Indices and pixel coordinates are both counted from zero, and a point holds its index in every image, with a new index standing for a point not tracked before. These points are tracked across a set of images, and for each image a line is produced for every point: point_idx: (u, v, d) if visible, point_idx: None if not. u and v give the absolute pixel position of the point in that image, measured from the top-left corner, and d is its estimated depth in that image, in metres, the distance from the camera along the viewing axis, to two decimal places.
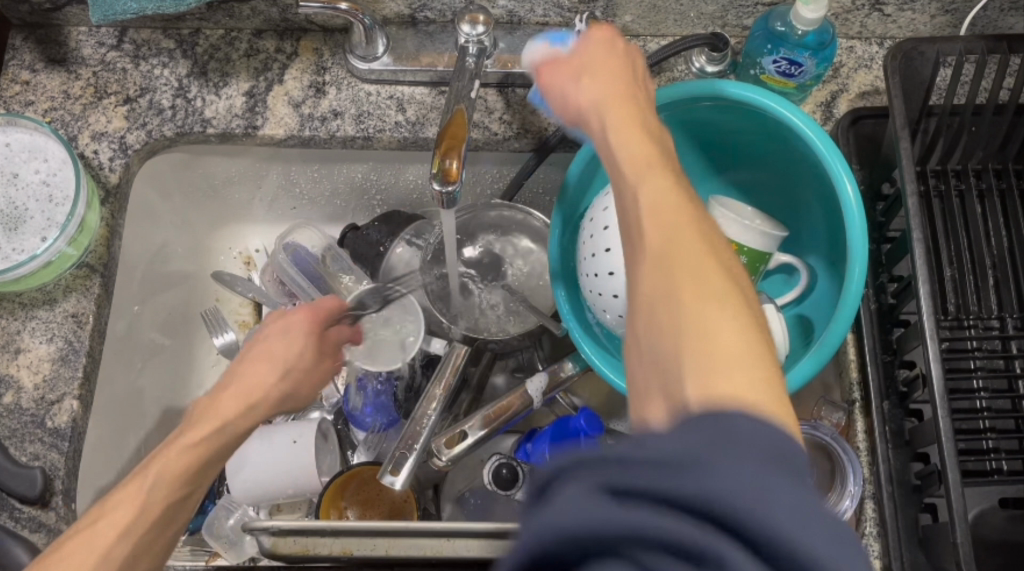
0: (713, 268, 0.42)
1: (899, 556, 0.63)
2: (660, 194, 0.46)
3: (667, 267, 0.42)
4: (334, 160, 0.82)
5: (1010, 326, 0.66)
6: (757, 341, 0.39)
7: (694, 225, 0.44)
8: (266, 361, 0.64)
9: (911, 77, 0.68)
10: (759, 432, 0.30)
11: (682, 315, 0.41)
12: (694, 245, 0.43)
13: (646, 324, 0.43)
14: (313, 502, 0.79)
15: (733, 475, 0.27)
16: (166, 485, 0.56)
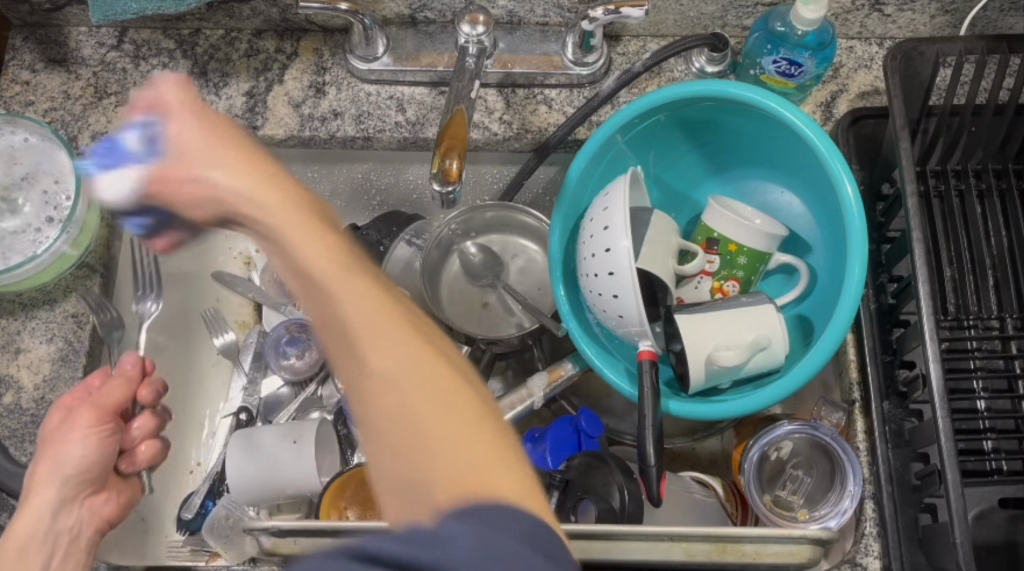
0: (394, 322, 0.46)
1: (899, 556, 0.62)
2: (326, 234, 0.50)
3: (323, 296, 0.47)
4: (334, 159, 0.82)
5: (1010, 326, 0.66)
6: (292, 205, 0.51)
7: (364, 279, 0.48)
8: (56, 446, 0.64)
9: (911, 77, 0.68)
10: (499, 518, 0.38)
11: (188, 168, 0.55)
12: (400, 335, 0.45)
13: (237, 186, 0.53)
14: (312, 502, 0.77)
15: (467, 538, 0.36)
16: (26, 537, 0.62)
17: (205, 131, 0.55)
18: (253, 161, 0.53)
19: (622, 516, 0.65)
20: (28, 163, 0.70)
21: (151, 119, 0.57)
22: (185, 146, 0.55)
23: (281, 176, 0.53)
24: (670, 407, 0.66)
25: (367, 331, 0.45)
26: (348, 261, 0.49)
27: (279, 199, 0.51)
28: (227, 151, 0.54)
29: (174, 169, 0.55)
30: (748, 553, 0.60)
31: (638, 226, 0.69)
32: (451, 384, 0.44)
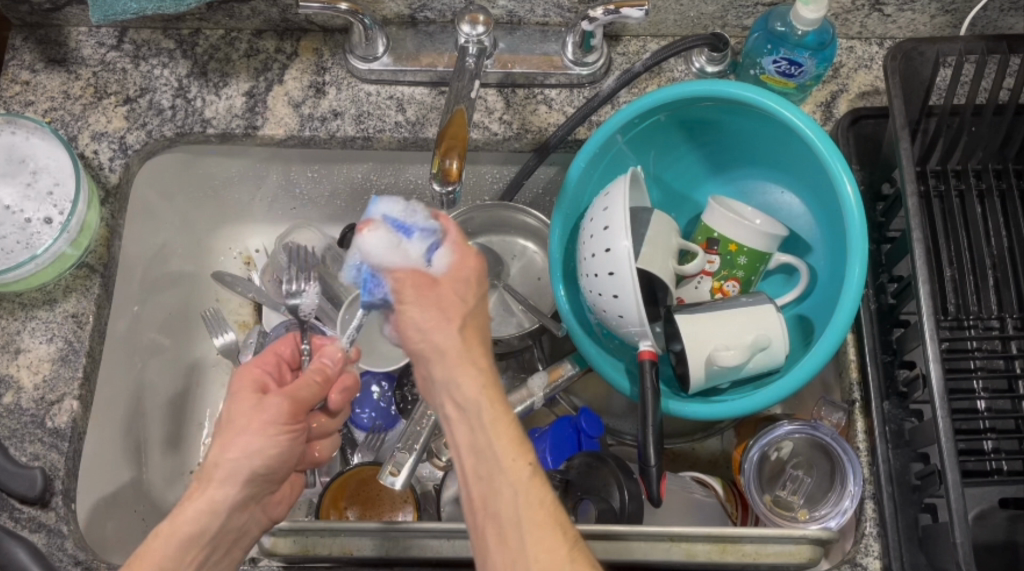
0: (524, 470, 0.47)
1: (899, 556, 0.62)
2: (480, 357, 0.52)
3: (473, 421, 0.49)
4: (335, 160, 0.82)
5: (1010, 326, 0.66)
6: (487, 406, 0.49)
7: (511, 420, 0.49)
8: (244, 437, 0.53)
9: (911, 77, 0.68)
10: None
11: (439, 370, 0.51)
12: (527, 483, 0.47)
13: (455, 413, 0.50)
14: (313, 502, 0.77)
15: None
16: (200, 531, 0.52)
17: (457, 278, 0.56)
18: (469, 302, 0.55)
19: (622, 516, 0.65)
20: (33, 163, 0.70)
21: (435, 226, 0.59)
22: (460, 271, 0.56)
23: (476, 303, 0.55)
24: (671, 408, 0.66)
25: (502, 471, 0.47)
26: (496, 390, 0.50)
27: (457, 317, 0.53)
28: (468, 284, 0.56)
29: (424, 280, 0.56)
30: (748, 553, 0.59)
31: (638, 226, 0.69)
32: (571, 534, 0.46)
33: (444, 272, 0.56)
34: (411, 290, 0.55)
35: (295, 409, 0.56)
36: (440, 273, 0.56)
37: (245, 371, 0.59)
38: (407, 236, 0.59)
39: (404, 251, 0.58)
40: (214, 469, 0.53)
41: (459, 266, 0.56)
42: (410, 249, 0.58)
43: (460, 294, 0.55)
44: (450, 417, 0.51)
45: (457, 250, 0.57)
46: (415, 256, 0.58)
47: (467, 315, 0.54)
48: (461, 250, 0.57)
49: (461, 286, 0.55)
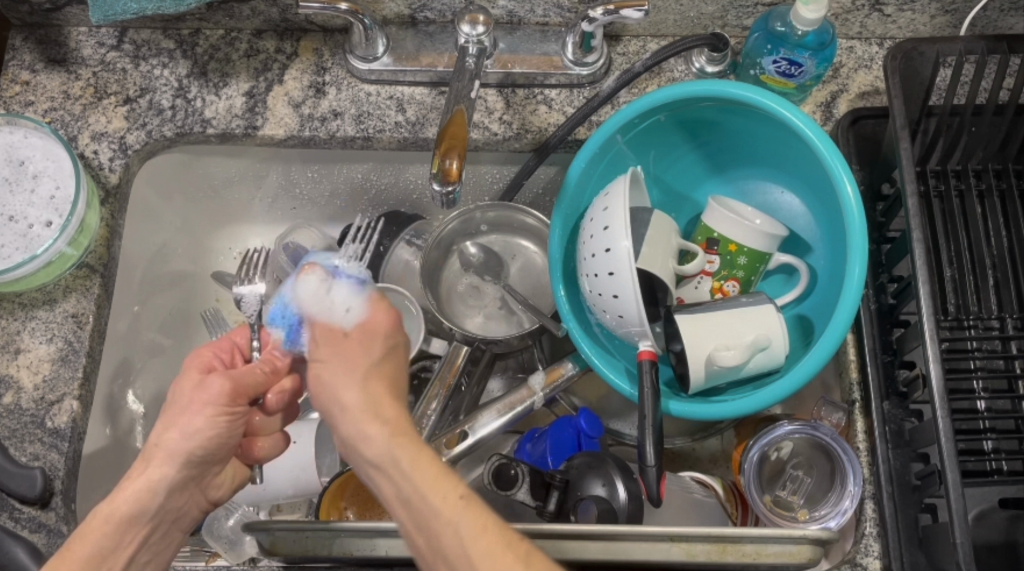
0: (458, 501, 0.48)
1: (900, 556, 0.62)
2: (386, 407, 0.54)
3: (393, 473, 0.50)
4: (334, 159, 0.82)
5: (1010, 326, 0.65)
6: (401, 445, 0.51)
7: (435, 461, 0.51)
8: (185, 416, 0.54)
9: (911, 77, 0.68)
10: None
11: (354, 428, 0.53)
12: (462, 511, 0.47)
13: (377, 477, 0.52)
14: (313, 503, 0.76)
15: None
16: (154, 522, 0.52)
17: (366, 334, 0.59)
18: (372, 355, 0.58)
19: (622, 516, 0.65)
20: (33, 163, 0.70)
21: (367, 281, 0.63)
22: (370, 326, 0.59)
23: (384, 357, 0.58)
24: (670, 408, 0.66)
25: (435, 505, 0.48)
26: (407, 438, 0.52)
27: (364, 372, 0.56)
28: (376, 337, 0.59)
29: (335, 333, 0.59)
30: (748, 552, 0.59)
31: (638, 226, 0.68)
32: (523, 547, 0.46)
33: (354, 325, 0.59)
34: (322, 347, 0.58)
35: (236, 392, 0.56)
36: (350, 325, 0.59)
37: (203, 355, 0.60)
38: (337, 286, 0.62)
39: (330, 298, 0.61)
40: (152, 452, 0.53)
41: (371, 322, 0.59)
42: (335, 297, 0.61)
43: (364, 349, 0.58)
44: (374, 479, 0.52)
45: (371, 307, 0.60)
46: (336, 304, 0.61)
47: (371, 367, 0.57)
48: (375, 309, 0.60)
49: (369, 339, 0.58)
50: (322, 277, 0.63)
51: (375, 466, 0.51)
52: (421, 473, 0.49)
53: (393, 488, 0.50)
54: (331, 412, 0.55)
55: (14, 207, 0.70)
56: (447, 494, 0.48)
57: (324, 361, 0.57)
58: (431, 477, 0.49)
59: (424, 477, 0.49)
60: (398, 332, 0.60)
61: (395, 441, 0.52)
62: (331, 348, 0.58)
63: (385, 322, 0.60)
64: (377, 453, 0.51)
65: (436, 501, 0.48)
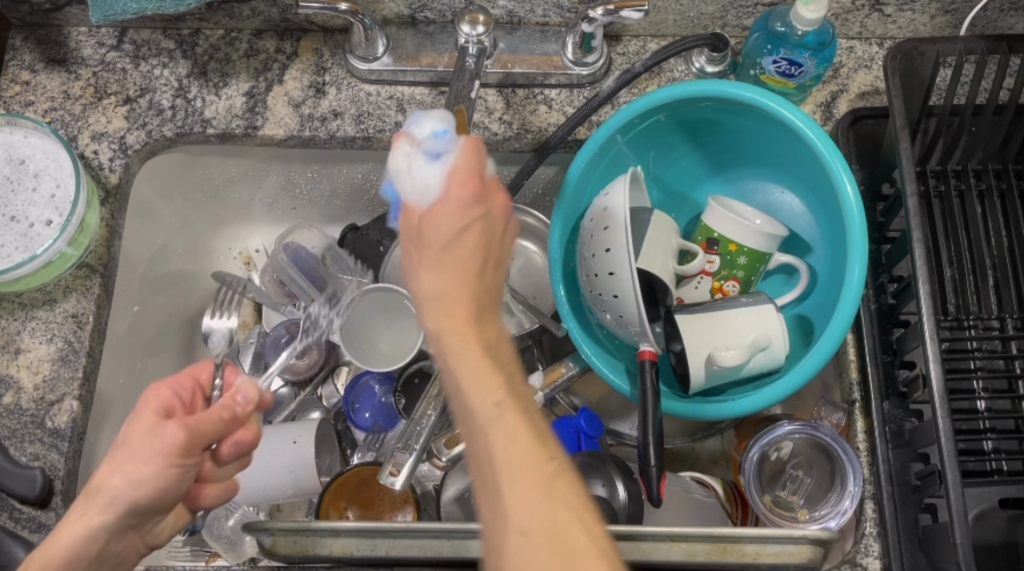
0: (490, 407, 0.45)
1: (899, 556, 0.62)
2: (452, 285, 0.49)
3: (439, 354, 0.48)
4: (334, 160, 0.82)
5: (1010, 326, 0.66)
6: (456, 334, 0.47)
7: (487, 355, 0.47)
8: (132, 464, 0.52)
9: (911, 77, 0.68)
10: None
11: (416, 248, 0.51)
12: (500, 419, 0.45)
13: (428, 310, 0.49)
14: (313, 502, 0.77)
15: None
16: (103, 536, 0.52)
17: (444, 208, 0.51)
18: (447, 231, 0.51)
19: (621, 516, 0.65)
20: (33, 163, 0.70)
21: (450, 149, 0.55)
22: (451, 197, 0.51)
23: (468, 227, 0.51)
24: (670, 407, 0.66)
25: (473, 410, 0.45)
26: (466, 323, 0.48)
27: (435, 255, 0.50)
28: (450, 213, 0.51)
29: (417, 214, 0.53)
30: (747, 552, 0.59)
31: (638, 227, 0.68)
32: (549, 470, 0.44)
33: (432, 204, 0.52)
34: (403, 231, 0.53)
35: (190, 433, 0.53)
36: (430, 204, 0.52)
37: (161, 396, 0.57)
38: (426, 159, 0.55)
39: (414, 169, 0.55)
40: (98, 490, 0.52)
41: (449, 193, 0.52)
42: (419, 170, 0.55)
43: (438, 225, 0.51)
44: (420, 275, 0.50)
45: (449, 179, 0.52)
46: (416, 181, 0.54)
47: (443, 248, 0.50)
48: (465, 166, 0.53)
49: (443, 215, 0.51)
50: (410, 147, 0.57)
51: (421, 290, 0.50)
52: (467, 367, 0.46)
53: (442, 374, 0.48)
54: (407, 238, 0.53)
55: (13, 206, 0.70)
56: (487, 403, 0.45)
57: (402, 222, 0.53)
58: (475, 377, 0.46)
59: (471, 375, 0.46)
60: (480, 204, 0.52)
61: (450, 328, 0.48)
62: (411, 225, 0.52)
63: (458, 199, 0.51)
64: (434, 338, 0.48)
65: (478, 406, 0.45)
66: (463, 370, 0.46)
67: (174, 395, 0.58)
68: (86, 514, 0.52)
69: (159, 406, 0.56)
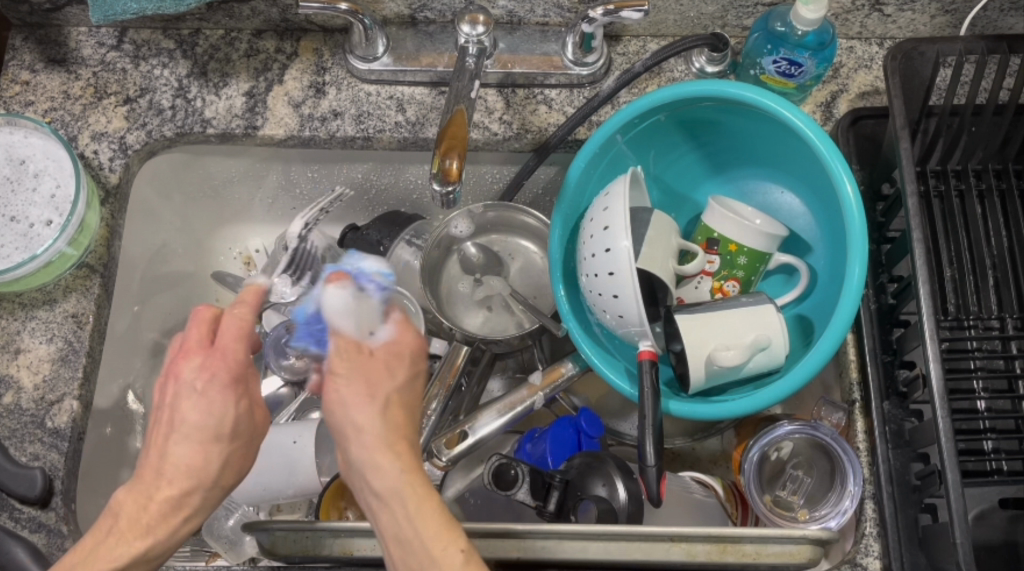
0: (457, 557, 0.45)
1: (899, 556, 0.62)
2: (399, 440, 0.50)
3: (394, 509, 0.47)
4: (334, 160, 0.82)
5: (1010, 326, 0.66)
6: (390, 457, 0.48)
7: (437, 501, 0.48)
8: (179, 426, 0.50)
9: (911, 77, 0.68)
10: None
11: (359, 383, 0.51)
12: (445, 539, 0.46)
13: (364, 429, 0.49)
14: (313, 502, 0.77)
15: None
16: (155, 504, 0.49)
17: (393, 355, 0.54)
18: (397, 380, 0.52)
19: (622, 516, 0.65)
20: (33, 162, 0.70)
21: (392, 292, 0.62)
22: (396, 348, 0.54)
23: (409, 381, 0.53)
24: (670, 408, 0.66)
25: (416, 527, 0.46)
26: (418, 476, 0.48)
27: (383, 392, 0.51)
28: (402, 362, 0.53)
29: (360, 351, 0.54)
30: (747, 552, 0.59)
31: (638, 226, 0.68)
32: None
33: (383, 347, 0.54)
34: (343, 361, 0.53)
35: (250, 415, 0.52)
36: (377, 345, 0.54)
37: (211, 357, 0.52)
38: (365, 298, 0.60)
39: (354, 310, 0.58)
40: (162, 466, 0.50)
41: (397, 343, 0.54)
42: (359, 310, 0.58)
43: (385, 369, 0.53)
44: (358, 399, 0.51)
45: (399, 328, 0.55)
46: (359, 324, 0.57)
47: (393, 392, 0.52)
48: (405, 331, 0.55)
49: (394, 362, 0.53)
50: (346, 289, 0.61)
51: (354, 417, 0.50)
52: (405, 481, 0.47)
53: (375, 495, 0.48)
54: (342, 364, 0.53)
55: (13, 205, 0.70)
56: (427, 521, 0.46)
57: (344, 367, 0.52)
58: (416, 496, 0.47)
59: (412, 490, 0.47)
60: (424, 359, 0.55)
61: (389, 452, 0.49)
62: (345, 362, 0.53)
63: (409, 355, 0.54)
64: (368, 457, 0.48)
65: (424, 521, 0.46)
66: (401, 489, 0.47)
67: (233, 355, 0.52)
68: (154, 487, 0.49)
69: (216, 373, 0.52)
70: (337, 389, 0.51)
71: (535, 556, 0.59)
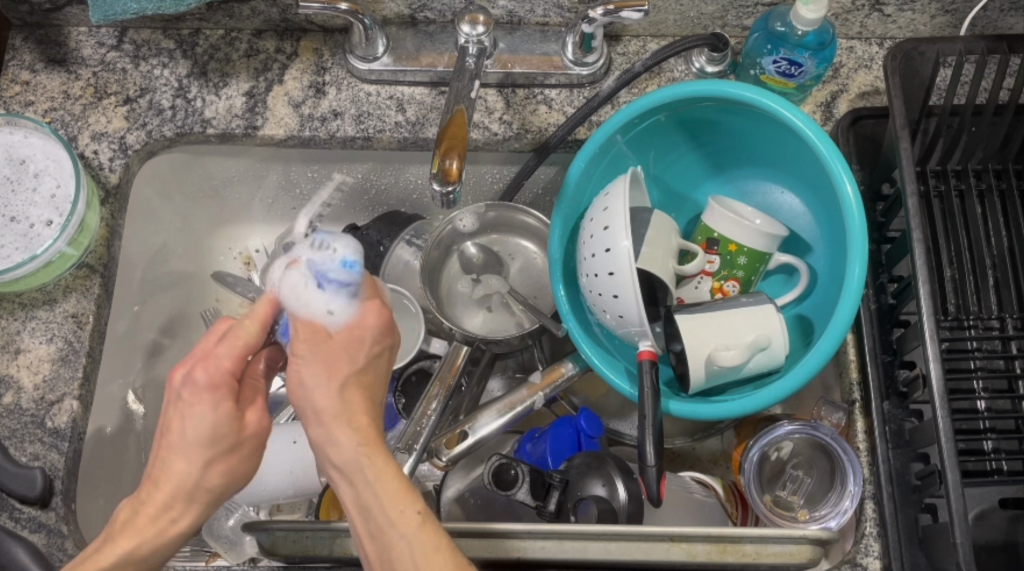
0: (413, 519, 0.48)
1: (899, 556, 0.62)
2: (359, 414, 0.51)
3: (355, 479, 0.49)
4: (334, 160, 0.82)
5: (1010, 326, 0.65)
6: (344, 427, 0.50)
7: (390, 465, 0.50)
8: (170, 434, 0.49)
9: (911, 77, 0.68)
10: None
11: (317, 363, 0.52)
12: (398, 499, 0.49)
13: (319, 404, 0.51)
14: (312, 502, 0.77)
15: None
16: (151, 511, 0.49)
17: (354, 339, 0.52)
18: (357, 363, 0.52)
19: (622, 516, 0.65)
20: (33, 162, 0.70)
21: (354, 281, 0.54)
22: (356, 331, 0.53)
23: (367, 360, 0.53)
24: (669, 408, 0.66)
25: (371, 488, 0.49)
26: (377, 446, 0.50)
27: (342, 374, 0.52)
28: (363, 346, 0.52)
29: (320, 334, 0.53)
30: (747, 552, 0.59)
31: (638, 226, 0.68)
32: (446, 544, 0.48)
33: (342, 329, 0.53)
34: (304, 346, 0.53)
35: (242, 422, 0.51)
36: (336, 328, 0.53)
37: (199, 364, 0.50)
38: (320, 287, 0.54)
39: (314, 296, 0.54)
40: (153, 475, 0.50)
41: (359, 325, 0.53)
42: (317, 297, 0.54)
43: (347, 352, 0.52)
44: (317, 377, 0.51)
45: (362, 309, 0.53)
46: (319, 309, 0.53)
47: (352, 374, 0.52)
48: (365, 312, 0.53)
49: (354, 346, 0.52)
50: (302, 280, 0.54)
51: (315, 394, 0.51)
52: (359, 449, 0.50)
53: (335, 464, 0.50)
54: (304, 343, 0.53)
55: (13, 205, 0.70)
56: (384, 484, 0.49)
57: (304, 352, 0.52)
58: (371, 463, 0.49)
59: (366, 457, 0.49)
60: (389, 336, 0.54)
61: (343, 424, 0.50)
62: (307, 340, 0.53)
63: (371, 337, 0.53)
64: (324, 429, 0.51)
65: (379, 487, 0.49)
66: (356, 457, 0.50)
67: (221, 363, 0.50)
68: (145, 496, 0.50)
69: (202, 380, 0.50)
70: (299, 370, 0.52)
71: (535, 557, 0.59)
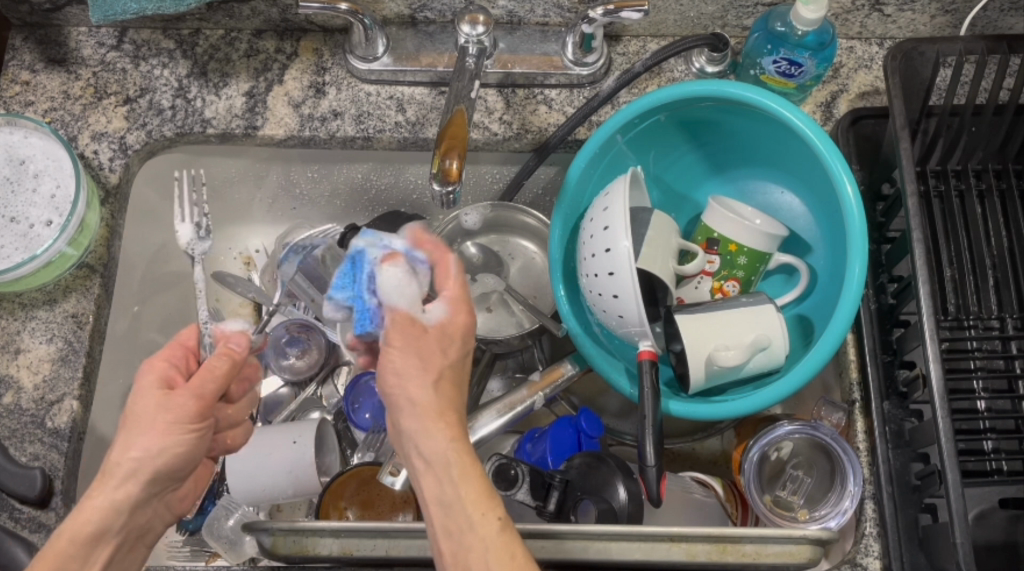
0: (494, 524, 0.47)
1: (899, 556, 0.63)
2: (450, 411, 0.51)
3: (440, 473, 0.49)
4: (334, 160, 0.82)
5: (1010, 326, 0.66)
6: (434, 422, 0.50)
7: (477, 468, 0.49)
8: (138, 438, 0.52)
9: (911, 77, 0.68)
10: None
11: (411, 357, 0.52)
12: (480, 503, 0.48)
13: (416, 394, 0.51)
14: (313, 502, 0.77)
15: None
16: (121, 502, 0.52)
17: (445, 335, 0.54)
18: (450, 358, 0.53)
19: (622, 516, 0.65)
20: (33, 162, 0.70)
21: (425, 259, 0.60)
22: (448, 329, 0.54)
23: (457, 358, 0.54)
24: (670, 408, 0.66)
25: (455, 485, 0.48)
26: (466, 445, 0.50)
27: (437, 370, 0.52)
28: (455, 342, 0.54)
29: (415, 328, 0.54)
30: (747, 552, 0.59)
31: (637, 227, 0.68)
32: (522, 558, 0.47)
33: (436, 325, 0.54)
34: (397, 336, 0.53)
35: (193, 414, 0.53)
36: (430, 324, 0.54)
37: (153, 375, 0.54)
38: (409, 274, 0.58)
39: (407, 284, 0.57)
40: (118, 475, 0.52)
41: (450, 324, 0.54)
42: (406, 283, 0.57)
43: (440, 347, 0.53)
44: (410, 368, 0.52)
45: (453, 307, 0.55)
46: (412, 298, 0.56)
47: (445, 369, 0.53)
48: (456, 310, 0.55)
49: (448, 343, 0.53)
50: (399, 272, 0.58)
51: (408, 385, 0.51)
52: (449, 445, 0.49)
53: (420, 456, 0.50)
54: (400, 337, 0.53)
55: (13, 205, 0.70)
56: (468, 485, 0.48)
57: (395, 343, 0.53)
58: (457, 461, 0.49)
59: (453, 455, 0.49)
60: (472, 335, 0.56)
61: (436, 419, 0.50)
62: (403, 333, 0.53)
63: (461, 336, 0.54)
64: (416, 418, 0.50)
65: (463, 484, 0.48)
66: (442, 452, 0.49)
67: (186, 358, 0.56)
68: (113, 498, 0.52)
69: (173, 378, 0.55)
70: (389, 361, 0.52)
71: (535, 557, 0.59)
